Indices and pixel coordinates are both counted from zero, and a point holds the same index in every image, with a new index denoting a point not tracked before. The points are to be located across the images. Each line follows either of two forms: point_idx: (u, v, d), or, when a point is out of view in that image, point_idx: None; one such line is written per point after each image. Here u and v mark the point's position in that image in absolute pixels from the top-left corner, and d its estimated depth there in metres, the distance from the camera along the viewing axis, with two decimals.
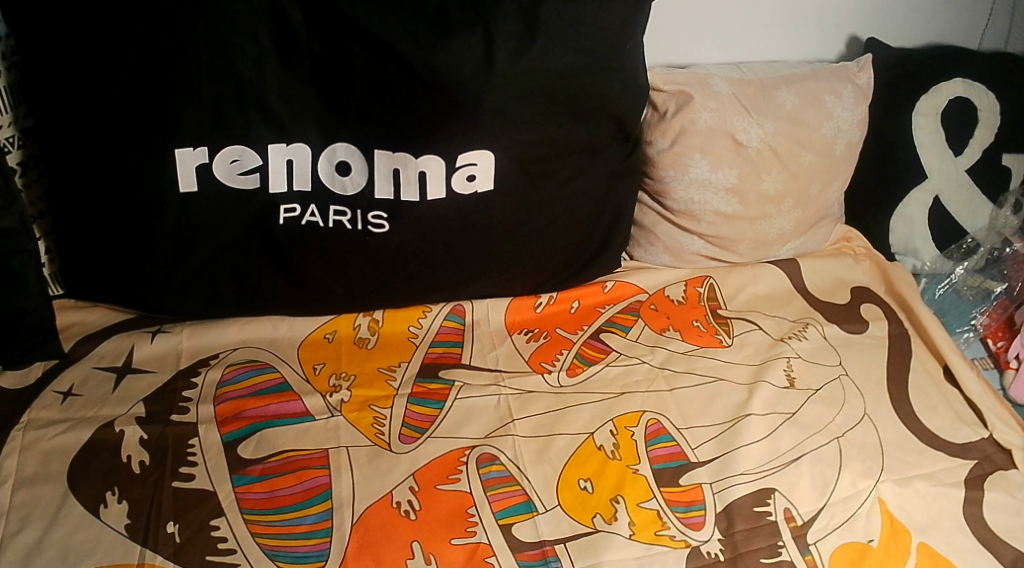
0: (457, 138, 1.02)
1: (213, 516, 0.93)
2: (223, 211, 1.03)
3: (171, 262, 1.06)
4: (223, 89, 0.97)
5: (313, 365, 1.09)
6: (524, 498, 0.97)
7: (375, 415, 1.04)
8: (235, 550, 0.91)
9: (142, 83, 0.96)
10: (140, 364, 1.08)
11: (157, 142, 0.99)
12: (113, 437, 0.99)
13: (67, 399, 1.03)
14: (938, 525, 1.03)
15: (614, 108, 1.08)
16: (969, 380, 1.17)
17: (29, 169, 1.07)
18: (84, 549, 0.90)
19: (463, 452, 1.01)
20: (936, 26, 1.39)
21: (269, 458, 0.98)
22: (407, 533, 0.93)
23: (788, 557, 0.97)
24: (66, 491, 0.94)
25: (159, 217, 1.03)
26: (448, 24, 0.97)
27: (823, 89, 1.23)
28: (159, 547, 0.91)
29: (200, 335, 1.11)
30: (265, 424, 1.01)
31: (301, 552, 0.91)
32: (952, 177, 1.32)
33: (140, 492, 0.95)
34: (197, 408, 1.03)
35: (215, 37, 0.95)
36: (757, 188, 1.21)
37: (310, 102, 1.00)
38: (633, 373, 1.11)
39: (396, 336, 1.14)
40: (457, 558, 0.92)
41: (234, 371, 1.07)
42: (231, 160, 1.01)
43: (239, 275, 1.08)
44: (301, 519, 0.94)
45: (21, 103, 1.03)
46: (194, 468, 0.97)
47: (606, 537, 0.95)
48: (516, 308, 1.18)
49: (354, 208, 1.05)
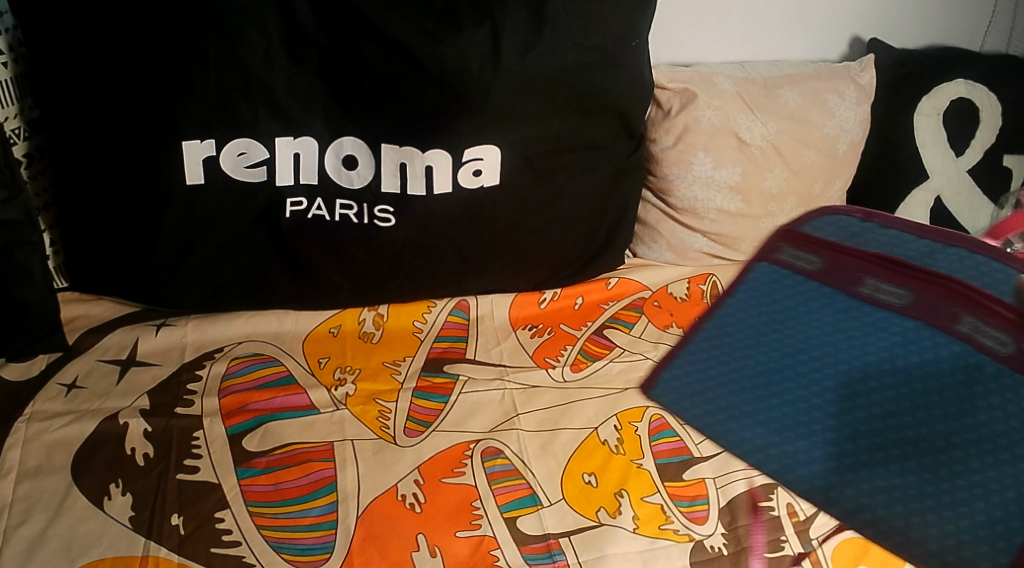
0: (464, 133, 1.02)
1: (218, 509, 0.93)
2: (228, 205, 1.04)
3: (176, 255, 1.07)
4: (230, 82, 0.98)
5: (319, 358, 1.09)
6: (528, 491, 0.98)
7: (380, 409, 1.04)
8: (240, 542, 0.91)
9: (148, 77, 0.96)
10: (145, 357, 1.08)
11: (163, 134, 0.99)
12: (117, 429, 0.99)
13: (72, 390, 1.03)
14: None
15: (619, 104, 1.08)
16: None
17: (35, 161, 1.07)
18: (87, 541, 0.90)
19: (468, 446, 1.01)
20: (939, 27, 1.39)
21: (274, 451, 0.99)
22: (411, 524, 0.93)
23: (791, 551, 0.95)
24: (70, 483, 0.94)
25: (165, 210, 1.03)
26: (455, 20, 0.98)
27: (826, 88, 1.23)
28: (164, 539, 0.91)
29: (205, 329, 1.11)
30: (270, 416, 1.02)
31: (307, 544, 0.91)
32: (954, 177, 1.33)
33: (145, 484, 0.95)
34: (202, 400, 1.03)
35: (223, 30, 0.95)
36: (759, 186, 1.22)
37: (317, 95, 1.01)
38: (637, 369, 1.12)
39: (401, 330, 1.14)
40: (462, 550, 0.92)
41: (239, 365, 1.07)
42: (238, 153, 1.01)
43: (244, 269, 1.09)
44: (306, 511, 0.94)
45: (27, 95, 1.03)
46: (199, 460, 0.97)
47: (610, 531, 0.95)
48: (520, 304, 1.19)
49: (361, 202, 1.06)
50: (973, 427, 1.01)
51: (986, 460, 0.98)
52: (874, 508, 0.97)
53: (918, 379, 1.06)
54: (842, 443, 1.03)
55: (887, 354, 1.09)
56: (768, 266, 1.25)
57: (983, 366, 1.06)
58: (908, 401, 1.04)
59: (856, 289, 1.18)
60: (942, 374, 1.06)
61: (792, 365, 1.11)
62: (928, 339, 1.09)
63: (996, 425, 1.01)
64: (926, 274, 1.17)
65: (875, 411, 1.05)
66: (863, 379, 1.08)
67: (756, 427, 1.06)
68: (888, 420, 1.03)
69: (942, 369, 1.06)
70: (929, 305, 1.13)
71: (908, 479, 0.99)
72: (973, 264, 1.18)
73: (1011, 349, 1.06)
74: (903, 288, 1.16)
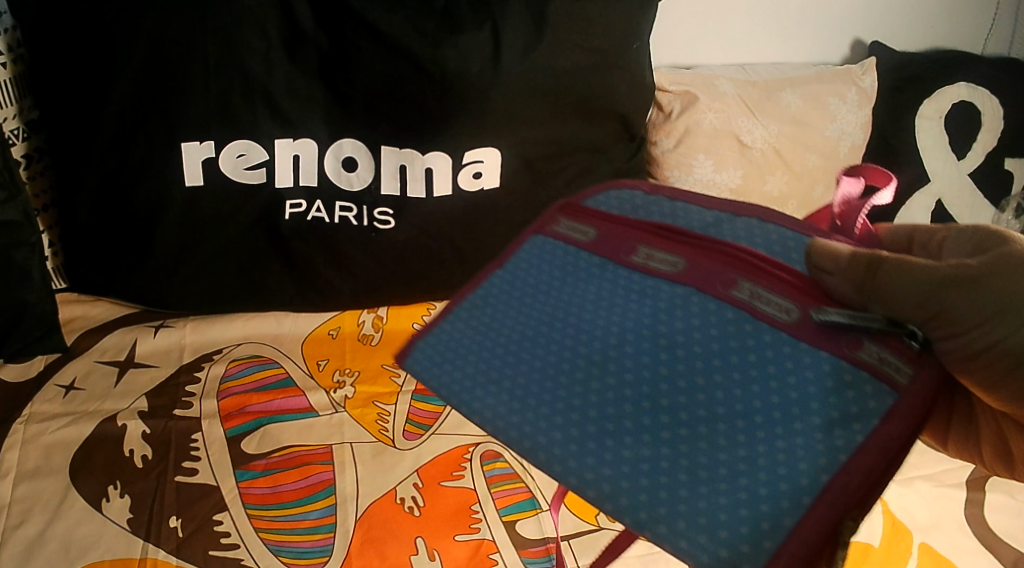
0: (464, 135, 1.02)
1: (217, 511, 0.93)
2: (228, 206, 1.03)
3: (175, 257, 1.06)
4: (230, 83, 0.98)
5: (318, 360, 1.09)
6: (528, 495, 0.97)
7: (379, 411, 1.04)
8: (238, 545, 0.91)
9: (146, 77, 0.96)
10: (143, 359, 1.07)
11: (163, 135, 0.99)
12: (116, 431, 0.99)
13: (70, 392, 1.03)
14: (940, 526, 1.04)
15: (620, 107, 1.08)
16: None
17: (34, 162, 1.07)
18: (85, 543, 0.90)
19: (467, 449, 1.01)
20: (940, 30, 1.39)
21: (273, 453, 0.98)
22: (409, 528, 0.93)
23: None
24: (68, 484, 0.94)
25: (163, 211, 1.02)
26: (456, 22, 0.98)
27: (827, 91, 1.23)
28: (162, 541, 0.90)
29: (203, 331, 1.11)
30: (269, 418, 1.01)
31: (305, 547, 0.91)
32: (955, 181, 1.32)
33: (143, 486, 0.95)
34: (200, 402, 1.03)
35: (223, 31, 0.95)
36: (761, 189, 1.21)
37: (317, 97, 1.01)
38: None
39: (400, 332, 1.14)
40: (461, 554, 0.91)
41: (238, 366, 1.07)
42: (238, 155, 1.01)
43: (243, 271, 1.08)
44: (305, 514, 0.93)
45: (27, 95, 1.03)
46: (197, 462, 0.97)
47: (610, 535, 0.95)
48: None
49: (360, 204, 1.05)
50: (704, 404, 0.65)
51: (738, 449, 0.62)
52: (678, 519, 0.61)
53: (698, 353, 0.67)
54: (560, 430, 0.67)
55: (614, 341, 0.70)
56: (544, 240, 0.81)
57: (752, 341, 0.67)
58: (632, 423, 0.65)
59: (628, 255, 0.76)
60: (710, 340, 0.67)
61: (545, 335, 0.73)
62: (693, 309, 0.70)
63: (799, 429, 0.62)
64: (734, 247, 0.72)
65: (627, 388, 0.67)
66: (618, 349, 0.69)
67: (556, 420, 0.67)
68: (589, 398, 0.68)
69: (709, 335, 0.68)
70: (706, 268, 0.72)
71: (660, 460, 0.64)
72: (772, 237, 0.75)
73: (793, 316, 0.67)
74: (679, 256, 0.74)
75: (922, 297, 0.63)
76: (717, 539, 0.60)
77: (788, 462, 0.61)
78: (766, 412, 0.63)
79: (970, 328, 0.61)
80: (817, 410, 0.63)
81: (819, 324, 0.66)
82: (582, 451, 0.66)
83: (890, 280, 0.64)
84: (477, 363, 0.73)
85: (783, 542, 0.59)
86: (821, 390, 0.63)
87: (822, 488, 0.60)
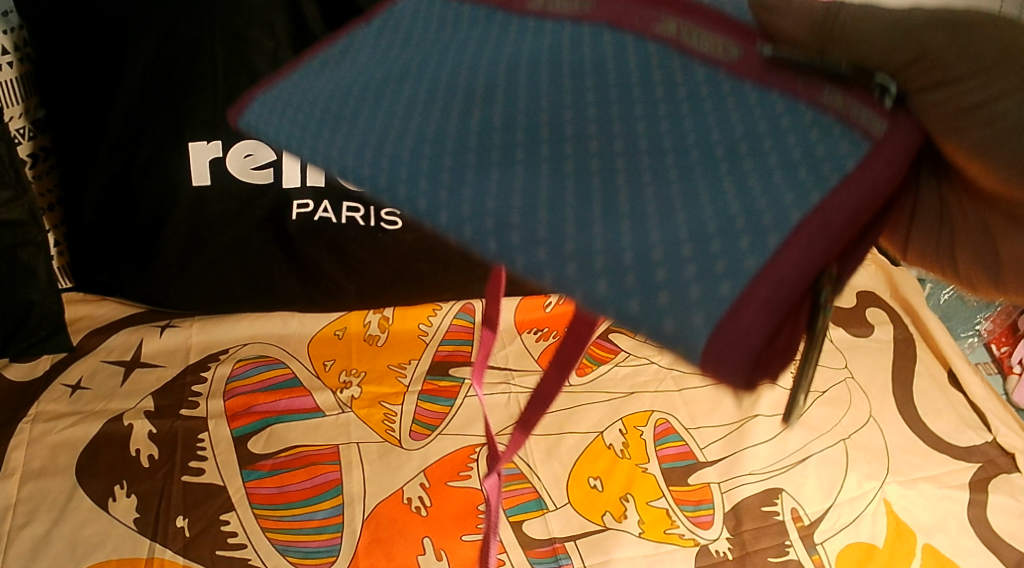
0: None
1: (224, 511, 0.94)
2: (236, 205, 1.04)
3: (182, 256, 1.06)
4: (237, 82, 0.98)
5: (324, 360, 1.09)
6: (534, 495, 0.99)
7: (385, 412, 1.04)
8: (246, 545, 0.92)
9: (152, 77, 0.96)
10: (150, 358, 1.08)
11: (172, 135, 0.99)
12: (122, 431, 1.00)
13: (76, 391, 1.03)
14: (943, 527, 1.05)
15: None
16: (974, 384, 1.20)
17: (40, 161, 1.07)
18: (92, 543, 0.90)
19: (473, 450, 1.01)
20: None
21: (280, 453, 0.99)
22: (416, 528, 0.94)
23: (795, 556, 0.99)
24: (75, 484, 0.95)
25: (169, 211, 1.03)
26: None
27: None
28: (169, 541, 0.91)
29: (210, 330, 1.11)
30: (275, 419, 1.02)
31: (312, 547, 0.92)
32: None
33: (149, 486, 0.95)
34: (206, 402, 1.03)
35: (232, 33, 0.95)
36: None
37: None
38: (642, 373, 1.12)
39: (406, 332, 1.13)
40: (466, 554, 0.93)
41: (244, 366, 1.07)
42: (245, 155, 1.02)
43: (249, 271, 1.09)
44: (312, 515, 0.94)
45: (32, 94, 1.03)
46: (204, 462, 0.98)
47: (616, 535, 0.97)
48: (525, 307, 1.17)
49: (367, 205, 1.05)
50: (617, 136, 0.53)
51: (668, 184, 0.50)
52: (582, 267, 0.49)
53: (611, 83, 0.55)
54: (404, 175, 0.54)
55: (498, 69, 0.57)
56: None
57: (682, 76, 0.54)
58: (518, 155, 0.53)
59: (522, 1, 0.61)
60: (625, 73, 0.55)
61: (415, 68, 0.59)
62: (603, 42, 0.57)
63: (751, 165, 0.50)
64: None
65: (510, 111, 0.55)
66: (505, 77, 0.56)
67: (404, 155, 0.55)
68: (452, 134, 0.55)
69: (623, 67, 0.55)
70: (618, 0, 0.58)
71: (563, 192, 0.51)
72: None
73: (737, 53, 0.54)
74: None
75: (897, 38, 0.55)
76: (654, 282, 0.47)
77: (738, 199, 0.49)
78: (706, 147, 0.51)
79: (960, 77, 0.55)
80: (774, 146, 0.51)
81: (766, 61, 0.53)
82: (438, 187, 0.53)
83: (856, 22, 0.55)
84: (320, 116, 0.58)
85: (749, 283, 0.46)
86: (776, 129, 0.51)
87: (792, 227, 0.48)
